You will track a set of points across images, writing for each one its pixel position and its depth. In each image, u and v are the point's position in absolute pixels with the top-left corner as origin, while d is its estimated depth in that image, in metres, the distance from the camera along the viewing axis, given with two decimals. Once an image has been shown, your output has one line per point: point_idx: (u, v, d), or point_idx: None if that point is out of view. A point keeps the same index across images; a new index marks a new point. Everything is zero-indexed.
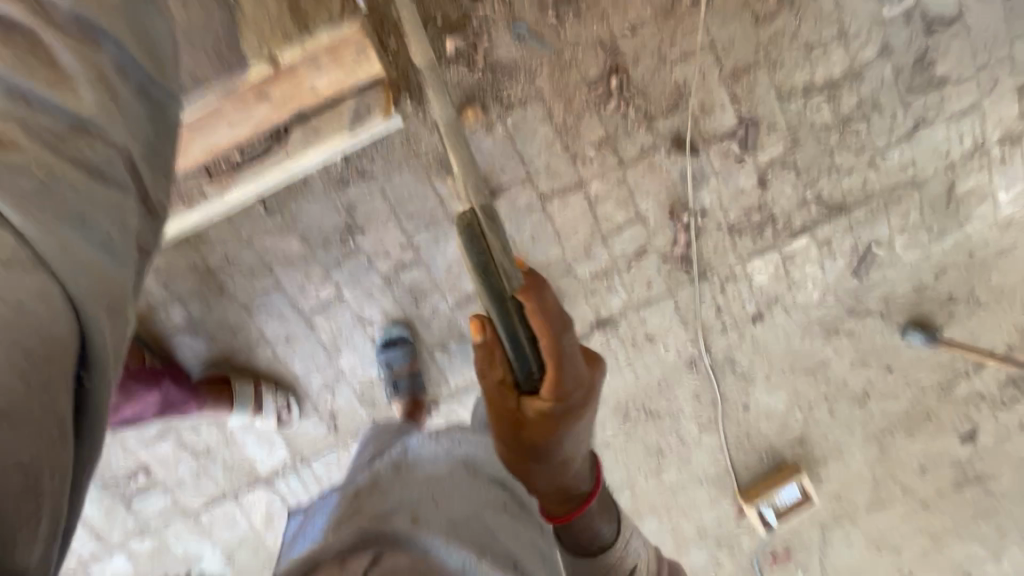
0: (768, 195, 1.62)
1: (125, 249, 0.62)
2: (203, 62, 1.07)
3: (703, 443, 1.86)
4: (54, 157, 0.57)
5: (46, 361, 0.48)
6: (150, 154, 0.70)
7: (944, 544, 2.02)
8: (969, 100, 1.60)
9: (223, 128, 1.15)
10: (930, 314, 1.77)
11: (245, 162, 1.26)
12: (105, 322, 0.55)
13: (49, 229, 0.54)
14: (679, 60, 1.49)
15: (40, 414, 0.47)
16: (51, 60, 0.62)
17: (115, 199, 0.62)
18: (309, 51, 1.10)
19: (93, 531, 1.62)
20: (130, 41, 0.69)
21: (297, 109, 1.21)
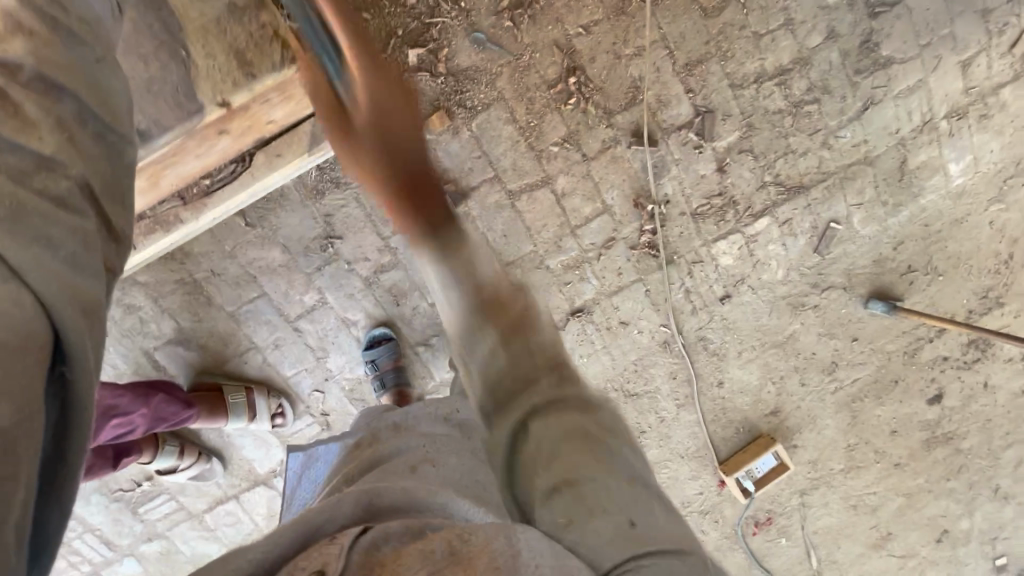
0: (727, 180, 1.69)
1: (92, 264, 0.61)
2: (165, 108, 1.15)
3: (682, 420, 1.95)
4: (16, 185, 0.56)
5: (8, 354, 0.49)
6: (109, 189, 0.68)
7: (919, 502, 2.13)
8: (915, 78, 1.67)
9: (193, 160, 1.25)
10: (890, 284, 1.86)
11: (215, 188, 1.34)
12: (81, 324, 0.56)
13: (17, 243, 0.53)
14: (633, 56, 1.55)
15: (11, 388, 0.49)
16: (12, 108, 0.60)
17: (78, 226, 0.61)
18: (260, 91, 1.19)
19: (104, 538, 1.70)
20: (89, 94, 0.68)
21: (255, 137, 1.30)
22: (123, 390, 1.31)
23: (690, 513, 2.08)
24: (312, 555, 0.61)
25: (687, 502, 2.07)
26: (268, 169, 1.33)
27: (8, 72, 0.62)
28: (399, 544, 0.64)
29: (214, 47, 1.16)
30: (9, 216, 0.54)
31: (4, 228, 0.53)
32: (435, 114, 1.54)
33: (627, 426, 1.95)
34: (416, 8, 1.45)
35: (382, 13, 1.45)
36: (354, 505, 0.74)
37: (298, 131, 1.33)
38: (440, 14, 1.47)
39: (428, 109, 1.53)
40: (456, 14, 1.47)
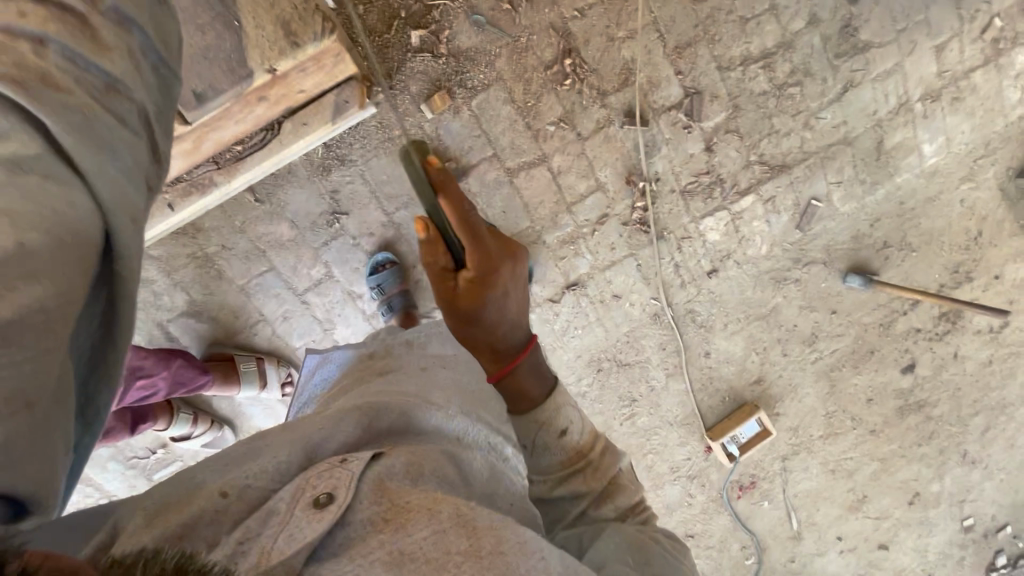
0: (715, 159, 1.78)
1: (140, 180, 0.63)
2: (219, 74, 1.19)
3: (671, 389, 2.05)
4: (88, 100, 0.59)
5: (77, 255, 0.53)
6: (160, 117, 0.70)
7: (892, 466, 2.26)
8: (892, 62, 1.76)
9: (231, 126, 1.29)
10: (867, 259, 1.97)
11: (247, 154, 1.39)
12: (130, 231, 0.59)
13: (82, 149, 0.57)
14: (625, 39, 1.62)
15: (67, 287, 0.51)
16: (90, 32, 0.62)
17: (135, 146, 0.63)
18: (300, 61, 1.24)
19: (118, 504, 1.77)
20: (153, 31, 0.69)
21: (288, 105, 1.34)
22: (146, 354, 1.38)
23: (678, 479, 2.20)
24: (325, 475, 0.70)
25: (675, 468, 2.18)
26: (296, 137, 1.39)
27: (89, 2, 0.63)
28: (399, 475, 0.72)
29: (263, 18, 1.19)
30: (80, 127, 0.57)
31: (73, 133, 0.56)
32: (437, 94, 1.59)
33: (619, 396, 2.05)
34: None
35: None
36: (356, 426, 0.85)
37: (323, 103, 1.38)
38: None
39: (430, 89, 1.59)
40: None
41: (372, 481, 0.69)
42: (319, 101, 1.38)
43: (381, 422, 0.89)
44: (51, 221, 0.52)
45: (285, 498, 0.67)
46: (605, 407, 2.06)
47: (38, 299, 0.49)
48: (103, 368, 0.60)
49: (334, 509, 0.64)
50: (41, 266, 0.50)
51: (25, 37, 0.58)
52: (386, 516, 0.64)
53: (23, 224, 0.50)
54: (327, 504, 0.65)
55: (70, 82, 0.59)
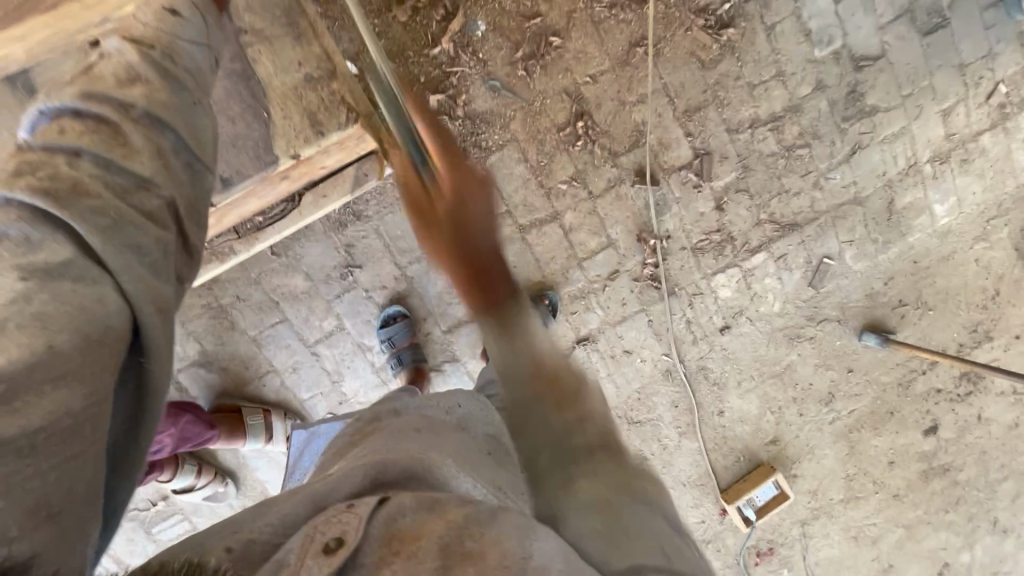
0: (725, 217, 1.79)
1: (167, 270, 0.70)
2: (245, 160, 1.26)
3: (684, 448, 2.00)
4: (117, 198, 0.67)
5: (102, 346, 0.58)
6: (192, 210, 0.78)
7: (918, 534, 2.15)
8: (899, 125, 1.79)
9: (253, 200, 1.35)
10: (883, 318, 1.94)
11: (267, 224, 1.45)
12: (155, 320, 0.65)
13: (108, 245, 0.63)
14: (636, 103, 1.67)
15: (90, 375, 0.57)
16: (122, 138, 0.71)
17: (162, 236, 0.70)
18: (325, 146, 1.30)
19: (114, 558, 1.73)
20: (190, 137, 0.79)
21: (307, 177, 1.40)
22: None
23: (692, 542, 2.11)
24: (332, 520, 0.60)
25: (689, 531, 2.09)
26: (315, 209, 1.44)
27: (124, 111, 0.74)
28: (413, 510, 0.63)
29: (290, 108, 1.28)
30: (109, 229, 0.64)
31: (103, 237, 0.63)
32: None
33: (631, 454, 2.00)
34: (437, 57, 1.58)
35: (406, 62, 1.56)
36: (365, 476, 0.74)
37: (342, 174, 1.44)
38: (460, 64, 1.59)
39: None
40: (474, 64, 1.59)
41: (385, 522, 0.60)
42: (343, 172, 1.44)
43: (389, 471, 0.76)
44: (79, 316, 0.58)
45: (294, 548, 0.57)
46: None
47: (57, 392, 0.54)
48: (127, 453, 0.64)
49: (343, 554, 0.56)
50: (70, 361, 0.55)
51: (62, 150, 0.68)
52: (395, 548, 0.58)
53: (53, 326, 0.56)
54: (340, 545, 0.56)
55: (98, 184, 0.66)
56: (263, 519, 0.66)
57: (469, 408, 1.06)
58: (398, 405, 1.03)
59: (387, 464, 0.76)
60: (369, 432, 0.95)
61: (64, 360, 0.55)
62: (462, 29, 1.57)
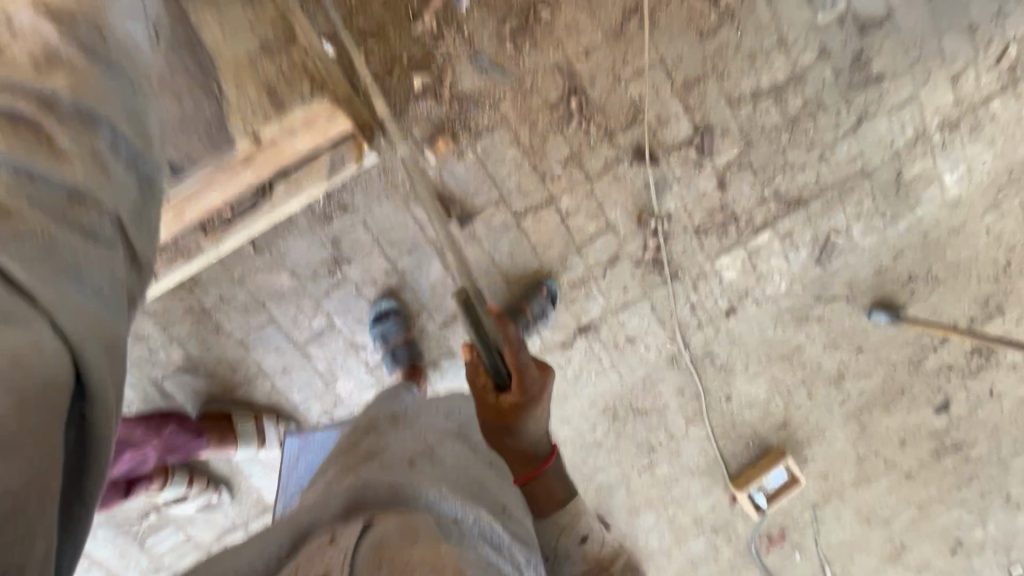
0: (728, 195, 1.72)
1: (117, 301, 0.59)
2: (198, 147, 1.14)
3: (691, 435, 1.94)
4: (50, 221, 0.55)
5: (44, 409, 0.46)
6: (139, 215, 0.67)
7: (931, 513, 2.11)
8: (906, 93, 1.71)
9: (216, 190, 1.25)
10: (892, 294, 1.87)
11: (236, 217, 1.35)
12: (103, 362, 0.53)
13: (43, 279, 0.52)
14: (632, 78, 1.59)
15: (40, 441, 0.45)
16: (45, 138, 0.59)
17: (100, 257, 0.59)
18: (287, 125, 1.21)
19: (108, 573, 1.67)
20: (124, 124, 0.68)
21: (276, 165, 1.30)
22: (134, 423, 1.30)
23: (702, 530, 2.07)
24: (313, 559, 0.59)
25: (699, 519, 2.05)
26: (287, 198, 1.35)
27: (46, 105, 0.62)
28: (394, 537, 0.62)
29: (246, 82, 1.18)
30: (35, 254, 0.52)
31: (28, 261, 0.52)
32: (440, 138, 1.56)
33: (637, 444, 1.94)
34: (419, 37, 1.49)
35: (387, 43, 1.47)
36: (340, 502, 0.73)
37: (317, 160, 1.34)
38: (443, 42, 1.50)
39: (433, 133, 1.56)
40: (460, 41, 1.50)
41: (371, 545, 0.60)
42: (317, 158, 1.34)
43: (364, 496, 0.75)
44: (23, 376, 0.46)
45: None
46: (622, 456, 1.95)
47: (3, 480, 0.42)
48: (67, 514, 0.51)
49: None
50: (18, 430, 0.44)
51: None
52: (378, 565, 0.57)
53: None
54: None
55: (24, 204, 0.54)
56: (248, 555, 0.65)
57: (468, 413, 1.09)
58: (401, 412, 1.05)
59: (364, 489, 0.76)
60: (372, 456, 0.89)
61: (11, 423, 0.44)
62: (446, 4, 1.48)
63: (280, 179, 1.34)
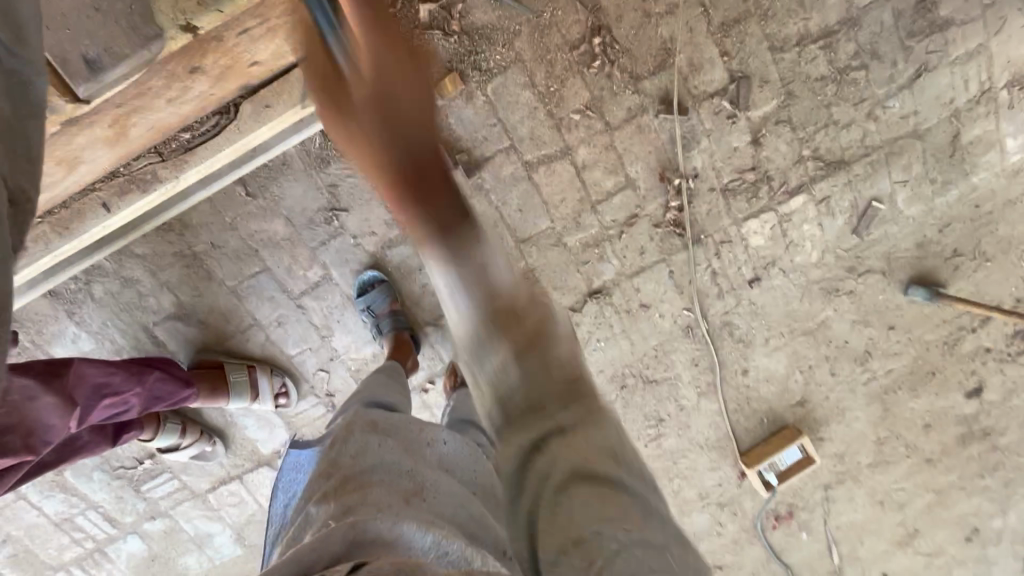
0: (762, 153, 1.56)
1: (3, 239, 0.55)
2: (117, 32, 0.95)
3: (702, 409, 1.86)
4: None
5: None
6: (17, 140, 0.59)
7: (950, 500, 2.02)
8: (976, 42, 1.50)
9: (166, 108, 1.14)
10: (934, 269, 1.71)
11: (197, 142, 1.25)
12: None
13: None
14: (663, 15, 1.43)
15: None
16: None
17: None
18: (230, 15, 1.00)
19: (107, 515, 1.68)
20: (0, 16, 0.57)
21: (241, 82, 1.19)
22: (114, 369, 1.26)
23: (707, 505, 2.01)
24: None
25: (705, 494, 1.99)
26: (254, 121, 1.24)
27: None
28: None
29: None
30: None
31: None
32: (447, 77, 1.43)
33: (645, 415, 1.86)
34: None
35: None
36: (342, 540, 0.60)
37: (288, 78, 1.23)
38: None
39: (440, 72, 1.42)
40: None
41: None
42: (288, 78, 1.23)
43: (367, 532, 0.61)
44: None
45: None
46: (629, 426, 1.88)
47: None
48: None
49: None
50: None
51: None
52: None
53: None
54: None
55: None
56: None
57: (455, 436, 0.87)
58: (376, 419, 0.84)
59: (364, 525, 0.62)
60: (357, 490, 0.68)
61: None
62: None
63: (249, 102, 1.24)
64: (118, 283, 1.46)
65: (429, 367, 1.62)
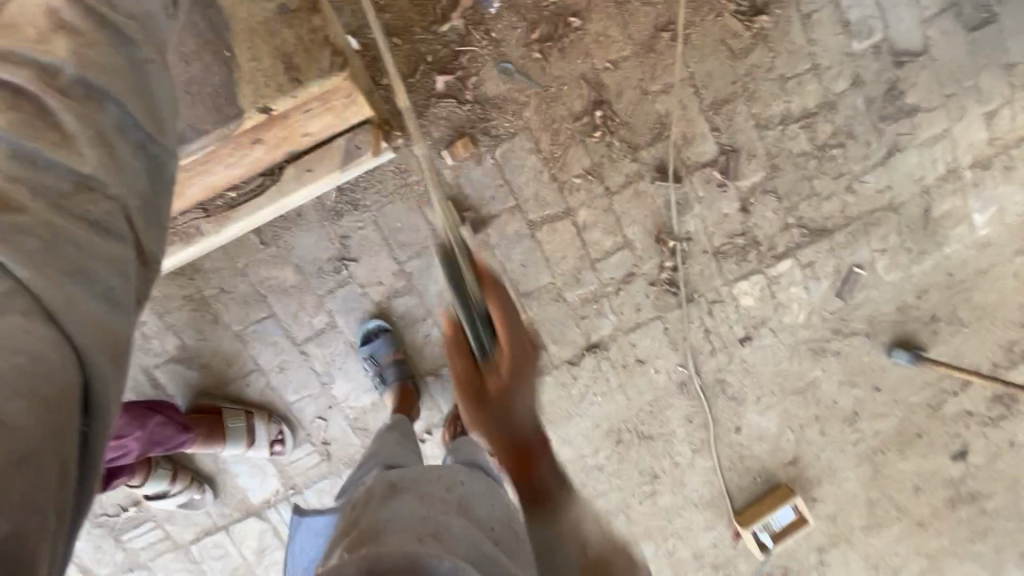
0: (751, 219, 1.67)
1: (130, 300, 0.58)
2: (201, 111, 1.08)
3: (696, 466, 1.87)
4: (54, 214, 0.54)
5: (57, 410, 0.48)
6: (147, 209, 0.63)
7: (943, 566, 2.01)
8: (940, 127, 1.65)
9: (222, 170, 1.18)
10: (915, 333, 1.79)
11: (242, 201, 1.29)
12: (110, 371, 0.54)
13: (53, 283, 0.51)
14: (659, 93, 1.56)
15: (48, 457, 0.46)
16: (48, 119, 0.57)
17: (117, 254, 0.58)
18: (301, 99, 1.12)
19: (81, 566, 1.61)
20: (133, 101, 0.64)
21: (290, 149, 1.24)
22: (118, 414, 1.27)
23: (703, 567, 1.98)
24: None
25: (700, 555, 1.96)
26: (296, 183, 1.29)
27: (48, 77, 0.59)
28: None
29: (261, 49, 1.09)
30: (41, 254, 0.52)
31: (29, 264, 0.51)
32: (459, 141, 1.52)
33: (640, 471, 1.86)
34: (446, 36, 1.47)
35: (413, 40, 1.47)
36: (354, 568, 0.64)
37: (332, 146, 1.29)
38: (470, 43, 1.48)
39: (453, 135, 1.52)
40: (486, 44, 1.48)
41: None
42: (332, 144, 1.29)
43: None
44: (21, 379, 0.46)
45: None
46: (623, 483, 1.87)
47: (22, 478, 0.44)
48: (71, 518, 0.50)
49: None
50: (28, 438, 0.45)
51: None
52: None
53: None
54: None
55: (27, 195, 0.54)
56: None
57: (474, 487, 0.91)
58: (398, 477, 0.89)
59: (380, 569, 0.64)
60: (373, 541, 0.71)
61: (22, 439, 0.45)
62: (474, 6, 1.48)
63: (293, 166, 1.28)
64: None
65: (428, 417, 1.62)
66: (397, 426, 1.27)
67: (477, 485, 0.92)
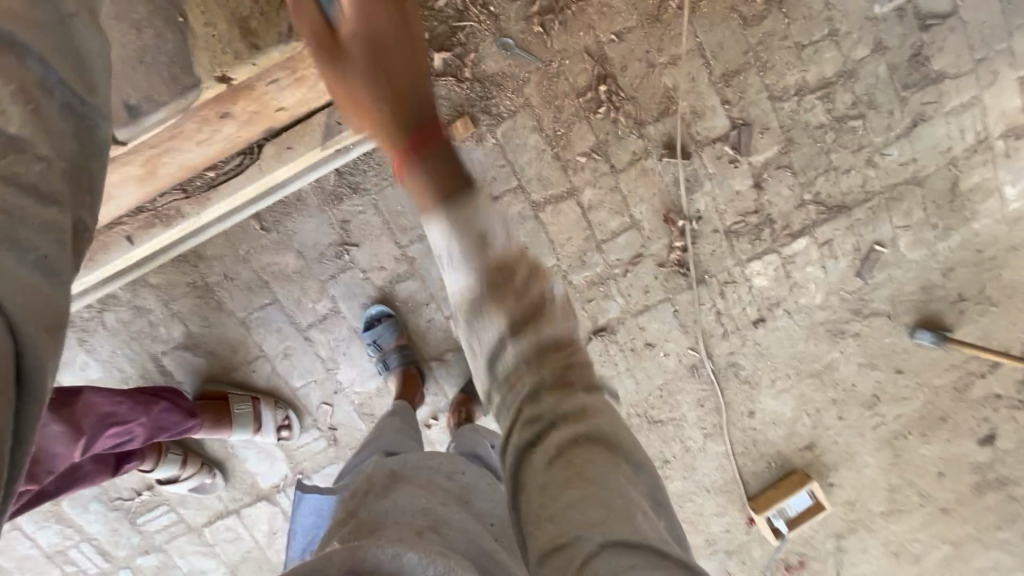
0: (764, 196, 1.60)
1: (63, 270, 0.59)
2: (157, 83, 1.06)
3: (709, 451, 1.83)
4: None
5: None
6: (78, 174, 0.63)
7: (967, 553, 1.94)
8: (970, 94, 1.55)
9: (195, 148, 1.20)
10: (940, 313, 1.71)
11: (222, 180, 1.31)
12: (45, 342, 0.55)
13: None
14: (666, 66, 1.49)
15: None
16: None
17: (50, 218, 0.58)
18: (264, 67, 1.10)
19: (99, 548, 1.65)
20: (66, 64, 0.62)
21: (266, 126, 1.25)
22: (121, 399, 1.27)
23: (715, 551, 1.95)
24: None
25: (713, 540, 1.93)
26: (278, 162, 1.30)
27: None
28: None
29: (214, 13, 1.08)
30: None
31: None
32: (459, 120, 1.49)
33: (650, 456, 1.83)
34: (443, 12, 1.42)
35: None
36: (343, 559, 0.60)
37: (310, 121, 1.29)
38: (468, 18, 1.43)
39: (452, 115, 1.49)
40: (485, 18, 1.43)
41: None
42: (311, 121, 1.29)
43: (371, 560, 0.61)
44: None
45: None
46: None
47: None
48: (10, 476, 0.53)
49: None
50: None
51: None
52: None
53: None
54: None
55: None
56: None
57: (476, 482, 0.91)
58: (397, 466, 0.89)
59: (372, 550, 0.62)
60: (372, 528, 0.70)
61: None
62: None
63: (272, 144, 1.29)
64: (130, 312, 1.48)
65: (432, 403, 1.62)
66: (399, 411, 1.27)
67: (476, 476, 0.93)
